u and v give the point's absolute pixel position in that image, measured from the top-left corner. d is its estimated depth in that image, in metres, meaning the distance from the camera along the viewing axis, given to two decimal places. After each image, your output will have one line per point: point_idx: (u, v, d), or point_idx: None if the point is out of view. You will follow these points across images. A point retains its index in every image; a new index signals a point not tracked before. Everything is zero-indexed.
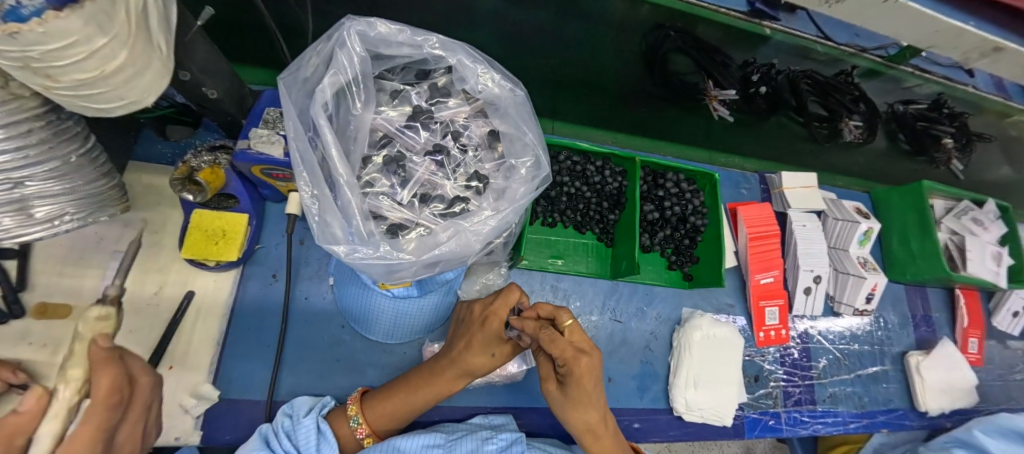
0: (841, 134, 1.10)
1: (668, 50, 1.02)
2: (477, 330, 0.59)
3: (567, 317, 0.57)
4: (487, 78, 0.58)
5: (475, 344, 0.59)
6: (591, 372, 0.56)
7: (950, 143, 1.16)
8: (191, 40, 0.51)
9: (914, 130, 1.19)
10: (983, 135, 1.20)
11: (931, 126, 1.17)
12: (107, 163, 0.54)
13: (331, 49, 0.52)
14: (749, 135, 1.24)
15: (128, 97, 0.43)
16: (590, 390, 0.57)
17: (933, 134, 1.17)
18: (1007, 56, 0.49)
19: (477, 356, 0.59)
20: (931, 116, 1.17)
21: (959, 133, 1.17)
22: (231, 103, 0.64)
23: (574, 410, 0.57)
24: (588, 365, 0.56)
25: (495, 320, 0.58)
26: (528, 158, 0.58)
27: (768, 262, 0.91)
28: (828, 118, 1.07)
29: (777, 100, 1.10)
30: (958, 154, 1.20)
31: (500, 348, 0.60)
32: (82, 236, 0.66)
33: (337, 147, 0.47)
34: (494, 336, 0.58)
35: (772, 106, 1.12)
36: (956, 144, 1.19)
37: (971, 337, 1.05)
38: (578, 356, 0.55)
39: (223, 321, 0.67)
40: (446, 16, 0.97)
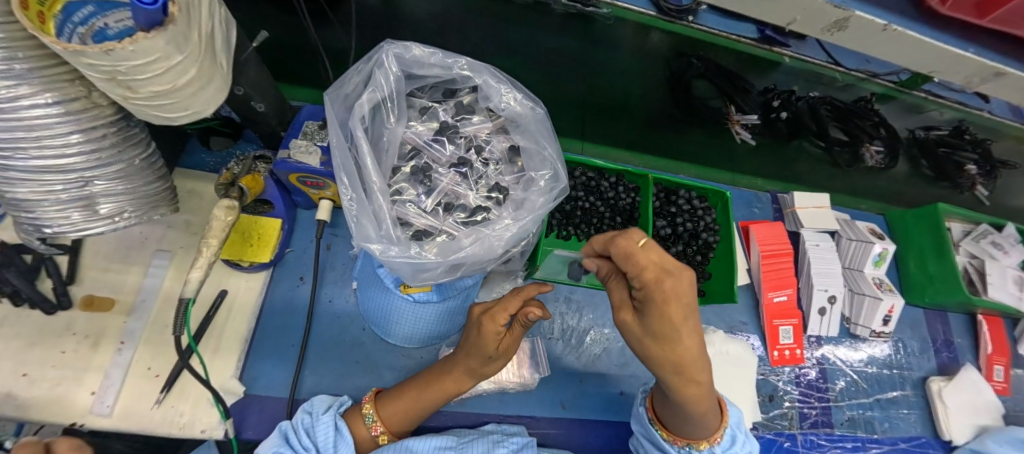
0: (863, 159, 1.15)
1: (691, 77, 1.08)
2: (475, 331, 0.59)
3: (641, 234, 0.49)
4: (510, 97, 0.62)
5: (473, 345, 0.59)
6: (679, 296, 0.47)
7: (973, 169, 1.19)
8: (245, 58, 0.56)
9: (936, 156, 1.21)
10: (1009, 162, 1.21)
11: (953, 153, 1.20)
12: (164, 168, 0.59)
13: (370, 70, 0.57)
14: (768, 158, 1.25)
15: (192, 108, 0.49)
16: (685, 318, 0.47)
17: (954, 161, 1.20)
18: (1007, 81, 0.52)
19: (477, 355, 0.60)
20: (953, 143, 1.20)
21: (983, 159, 1.18)
22: (274, 116, 0.69)
23: (662, 344, 0.50)
24: (674, 290, 0.46)
25: (489, 320, 0.57)
26: (547, 171, 0.62)
27: (781, 280, 0.92)
28: (850, 143, 1.11)
29: (798, 125, 1.14)
30: (982, 181, 1.21)
31: (499, 344, 0.59)
32: (128, 235, 0.71)
33: (372, 157, 0.51)
34: (490, 338, 0.57)
35: (793, 130, 1.16)
36: (979, 171, 1.19)
37: (996, 365, 1.02)
38: (659, 279, 0.47)
39: (251, 320, 0.70)
40: (472, 41, 1.03)
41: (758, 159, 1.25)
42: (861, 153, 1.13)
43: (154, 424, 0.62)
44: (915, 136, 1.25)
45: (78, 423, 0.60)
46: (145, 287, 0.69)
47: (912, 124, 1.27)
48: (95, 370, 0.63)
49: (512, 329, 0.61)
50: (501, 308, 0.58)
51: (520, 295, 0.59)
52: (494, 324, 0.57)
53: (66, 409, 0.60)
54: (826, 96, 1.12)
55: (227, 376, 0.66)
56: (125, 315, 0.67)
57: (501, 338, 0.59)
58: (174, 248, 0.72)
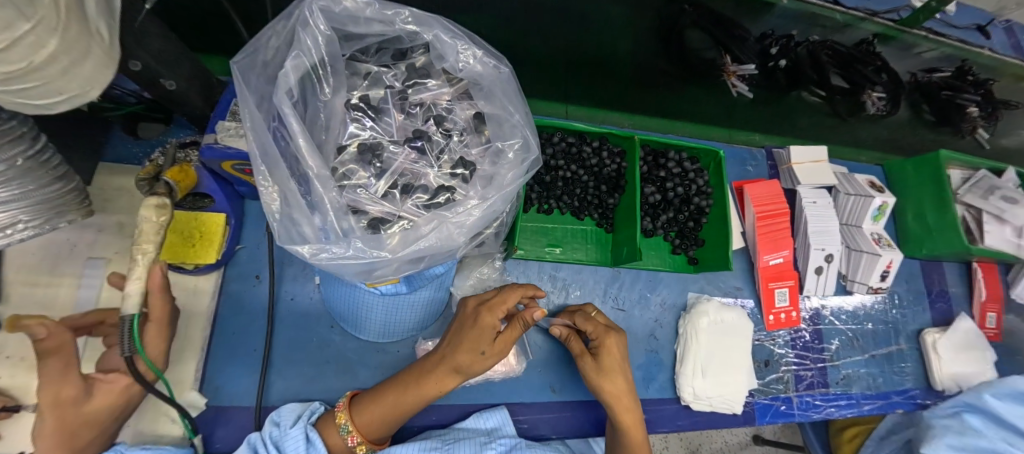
0: (865, 106, 1.07)
1: (684, 26, 0.98)
2: (468, 325, 0.57)
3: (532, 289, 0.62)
4: (468, 54, 0.53)
5: (468, 339, 0.55)
6: (615, 351, 0.64)
7: (976, 112, 1.12)
8: (142, 25, 0.46)
9: (937, 100, 1.14)
10: (1011, 103, 1.16)
11: (956, 95, 1.12)
12: (65, 164, 0.50)
13: (293, 29, 0.47)
14: (769, 112, 1.20)
15: (67, 91, 0.39)
16: (619, 368, 0.64)
17: (957, 104, 1.12)
18: None
19: (465, 352, 0.55)
20: (955, 85, 1.12)
21: (984, 101, 1.13)
22: (198, 95, 0.59)
23: (606, 383, 0.62)
24: (614, 347, 0.64)
25: (487, 312, 0.57)
26: (516, 140, 0.54)
27: (777, 242, 0.87)
28: (850, 91, 1.06)
29: (797, 74, 1.06)
30: (984, 123, 1.15)
31: (491, 344, 0.55)
32: (52, 243, 0.63)
33: (304, 137, 0.43)
34: (486, 330, 0.56)
35: (794, 81, 1.08)
36: (981, 113, 1.14)
37: (989, 312, 1.01)
38: (606, 334, 0.64)
39: (207, 326, 0.64)
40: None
41: (761, 115, 1.21)
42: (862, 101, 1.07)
43: None
44: (917, 79, 1.17)
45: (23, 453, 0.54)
46: (81, 300, 0.61)
47: (913, 67, 1.20)
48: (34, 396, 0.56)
49: (511, 331, 0.58)
50: (499, 303, 0.58)
51: (515, 290, 0.60)
52: (492, 318, 0.56)
53: (7, 440, 0.54)
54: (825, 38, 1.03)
55: (186, 389, 0.61)
56: None
57: (493, 335, 0.56)
58: (109, 253, 0.64)
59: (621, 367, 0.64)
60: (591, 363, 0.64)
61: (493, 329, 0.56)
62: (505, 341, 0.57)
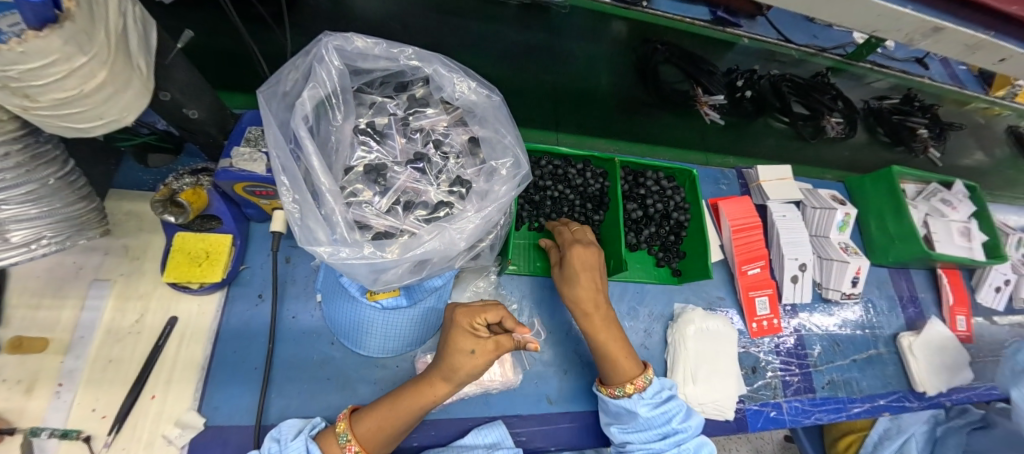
0: (826, 130, 1.18)
1: (657, 62, 1.10)
2: (450, 333, 0.59)
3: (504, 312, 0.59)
4: (463, 86, 0.60)
5: (452, 338, 0.58)
6: (586, 256, 0.70)
7: (925, 132, 1.24)
8: (171, 61, 0.52)
9: (891, 123, 1.25)
10: (953, 124, 1.29)
11: (905, 118, 1.25)
12: (87, 186, 0.53)
13: (310, 64, 0.53)
14: (739, 138, 1.28)
15: (107, 116, 0.44)
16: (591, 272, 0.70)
17: (908, 126, 1.24)
18: (945, 35, 0.57)
19: (455, 356, 0.57)
20: (903, 109, 1.26)
21: (931, 123, 1.26)
22: (213, 124, 0.65)
23: (569, 286, 0.70)
24: (585, 256, 0.70)
25: (467, 318, 0.58)
26: (508, 159, 0.60)
27: (753, 253, 0.93)
28: (811, 116, 1.15)
29: (762, 102, 1.19)
30: (933, 143, 1.28)
31: (477, 344, 0.57)
32: (59, 266, 0.64)
33: (319, 157, 0.48)
34: (468, 331, 0.58)
35: (759, 107, 1.20)
36: (930, 134, 1.27)
37: (958, 315, 1.07)
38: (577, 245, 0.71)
39: (208, 345, 0.65)
40: (435, 43, 1.03)
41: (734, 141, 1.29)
42: (823, 125, 1.17)
43: None
44: (869, 106, 1.30)
45: None
46: (83, 322, 0.62)
47: (863, 95, 1.33)
48: (29, 419, 0.56)
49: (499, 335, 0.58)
50: (479, 310, 0.59)
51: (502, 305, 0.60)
52: (471, 319, 0.58)
53: None
54: (784, 72, 1.17)
55: (183, 409, 0.61)
56: (62, 354, 0.60)
57: (479, 336, 0.58)
58: (113, 275, 0.66)
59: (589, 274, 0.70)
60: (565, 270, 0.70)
61: (476, 331, 0.58)
62: (494, 345, 0.57)
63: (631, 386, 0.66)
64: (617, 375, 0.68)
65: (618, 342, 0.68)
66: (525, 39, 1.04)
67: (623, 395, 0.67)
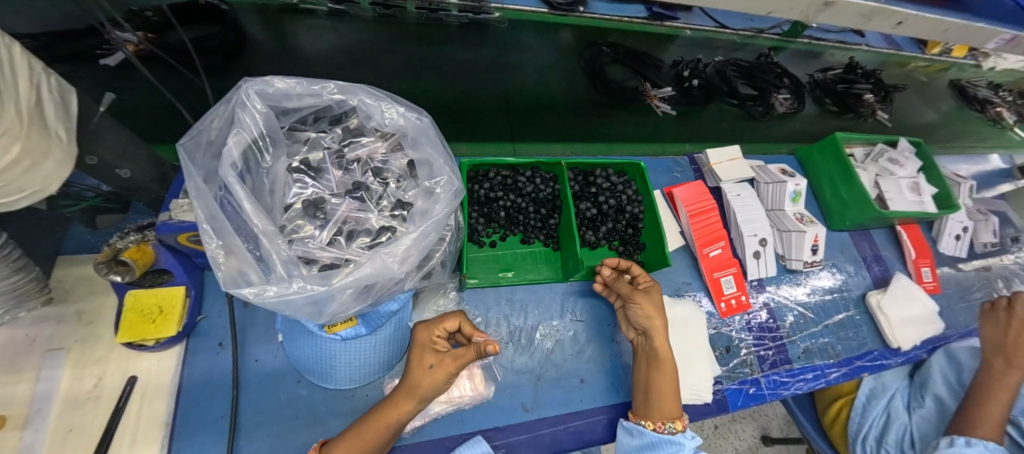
0: (775, 108, 1.20)
1: (604, 63, 1.13)
2: (412, 351, 0.62)
3: (454, 319, 0.63)
4: (391, 112, 0.62)
5: (415, 356, 0.60)
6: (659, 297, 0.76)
7: (871, 97, 1.27)
8: (96, 125, 0.53)
9: (837, 92, 1.29)
10: (897, 86, 1.33)
11: (850, 86, 1.29)
12: (24, 257, 0.54)
13: (232, 110, 0.54)
14: (694, 125, 1.29)
15: (28, 187, 0.45)
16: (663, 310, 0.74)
17: (854, 93, 1.28)
18: (836, 7, 0.60)
19: (417, 371, 0.59)
20: (847, 78, 1.30)
21: (876, 88, 1.30)
22: (152, 180, 0.65)
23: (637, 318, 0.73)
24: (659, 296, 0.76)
25: (424, 333, 0.62)
26: (443, 176, 0.61)
27: (711, 235, 0.95)
28: (760, 96, 1.20)
29: (711, 89, 1.21)
30: (880, 106, 1.32)
31: (437, 358, 0.59)
32: (11, 341, 0.64)
33: (248, 200, 0.49)
34: (427, 346, 0.61)
35: (709, 94, 1.22)
36: (877, 98, 1.31)
37: (922, 267, 1.09)
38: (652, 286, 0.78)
39: (171, 399, 0.65)
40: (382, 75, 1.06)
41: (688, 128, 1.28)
42: (771, 103, 1.19)
43: None
44: (814, 79, 1.34)
45: None
46: (39, 394, 0.61)
47: (807, 69, 1.36)
48: None
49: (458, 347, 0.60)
50: (438, 322, 0.63)
51: (456, 313, 0.63)
52: (429, 334, 0.62)
53: None
54: (728, 57, 1.21)
55: None
56: (20, 429, 0.59)
57: (438, 350, 0.60)
58: (68, 343, 0.65)
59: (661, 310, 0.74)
60: (640, 300, 0.73)
61: (435, 345, 0.61)
62: (453, 356, 0.59)
63: (679, 423, 0.67)
64: (660, 408, 0.68)
65: (674, 385, 0.69)
66: (477, 56, 1.06)
67: (670, 430, 0.66)
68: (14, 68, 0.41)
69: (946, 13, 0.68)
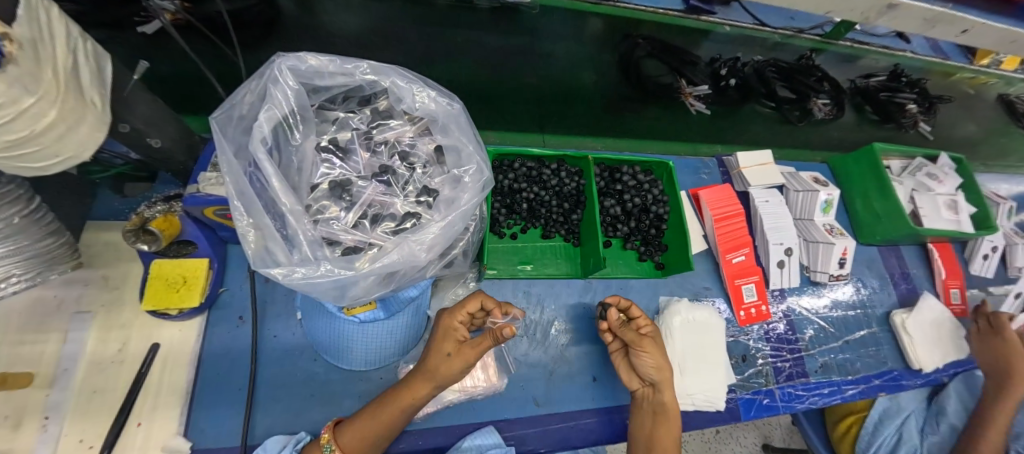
0: (813, 113, 1.14)
1: (640, 57, 1.07)
2: (435, 335, 0.62)
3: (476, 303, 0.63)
4: (422, 96, 0.60)
5: (433, 342, 0.61)
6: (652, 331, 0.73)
7: (914, 108, 1.21)
8: (129, 94, 0.53)
9: (879, 101, 1.22)
10: (943, 98, 1.26)
11: (894, 95, 1.22)
12: (56, 221, 0.54)
13: (264, 86, 0.53)
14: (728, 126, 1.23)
15: (63, 153, 0.45)
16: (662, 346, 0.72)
17: (897, 102, 1.21)
18: (900, 11, 0.56)
19: (434, 357, 0.59)
20: (892, 86, 1.22)
21: (921, 98, 1.23)
22: (180, 151, 0.65)
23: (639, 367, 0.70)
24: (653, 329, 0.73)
25: (447, 317, 0.62)
26: (472, 166, 0.60)
27: (735, 240, 0.93)
28: (797, 99, 1.13)
29: (747, 89, 1.13)
30: (924, 117, 1.25)
31: (457, 346, 0.59)
32: (39, 302, 0.65)
33: (277, 178, 0.49)
34: (449, 332, 0.61)
35: (744, 94, 1.14)
36: (921, 108, 1.23)
37: (952, 288, 1.05)
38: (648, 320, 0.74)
39: (191, 369, 0.66)
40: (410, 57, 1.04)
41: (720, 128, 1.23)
42: (810, 108, 1.13)
43: None
44: (856, 85, 1.26)
45: None
46: (66, 354, 0.63)
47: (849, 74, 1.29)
48: None
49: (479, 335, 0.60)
50: (460, 308, 0.63)
51: (478, 297, 0.63)
52: (452, 320, 0.62)
53: None
54: (768, 57, 1.14)
55: (168, 434, 0.62)
56: (48, 387, 0.61)
57: (459, 338, 0.61)
58: (95, 306, 0.66)
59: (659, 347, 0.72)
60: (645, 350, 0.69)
61: (457, 332, 0.61)
62: (472, 345, 0.59)
63: None
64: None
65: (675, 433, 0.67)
66: (503, 43, 1.03)
67: None
68: (53, 32, 0.41)
69: (1017, 24, 0.63)
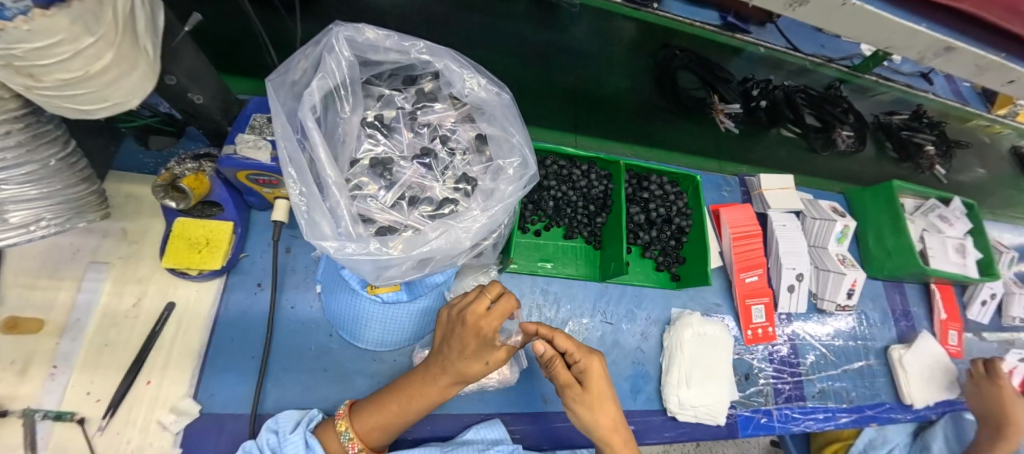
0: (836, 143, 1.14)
1: (676, 68, 1.06)
2: (464, 338, 0.55)
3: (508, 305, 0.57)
4: (473, 82, 0.59)
5: (468, 350, 0.55)
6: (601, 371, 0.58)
7: (932, 150, 1.22)
8: (178, 45, 0.51)
9: (898, 138, 1.25)
10: (960, 143, 1.28)
11: (914, 134, 1.23)
12: (88, 168, 0.53)
13: (319, 54, 0.52)
14: (752, 146, 1.23)
15: (112, 98, 0.43)
16: (606, 391, 0.58)
17: (916, 143, 1.23)
18: (957, 55, 0.57)
19: (469, 363, 0.56)
20: (913, 125, 1.24)
21: (939, 141, 1.25)
22: (217, 110, 0.64)
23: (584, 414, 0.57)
24: (599, 368, 0.58)
25: (486, 322, 0.55)
26: (515, 159, 0.59)
27: (751, 261, 0.93)
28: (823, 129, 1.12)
29: (776, 113, 1.15)
30: (940, 161, 1.26)
31: (492, 353, 0.56)
32: (55, 247, 0.63)
33: (325, 149, 0.48)
34: (487, 340, 0.55)
35: (773, 118, 1.16)
36: (937, 151, 1.25)
37: (950, 330, 1.08)
38: (589, 356, 0.58)
39: (206, 332, 0.65)
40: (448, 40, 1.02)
41: (745, 148, 1.22)
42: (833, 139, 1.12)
43: None
44: (879, 120, 1.28)
45: None
46: (79, 304, 0.61)
47: (873, 110, 1.31)
48: (23, 402, 0.55)
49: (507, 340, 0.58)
50: (495, 315, 0.55)
51: (513, 299, 0.57)
52: (490, 328, 0.55)
53: None
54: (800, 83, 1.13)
55: (179, 395, 0.61)
56: (58, 335, 0.59)
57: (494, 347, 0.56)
58: (112, 258, 0.65)
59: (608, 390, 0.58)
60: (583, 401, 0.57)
61: (493, 342, 0.56)
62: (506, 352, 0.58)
63: None
64: None
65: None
66: (543, 39, 1.02)
67: None
68: None
69: None
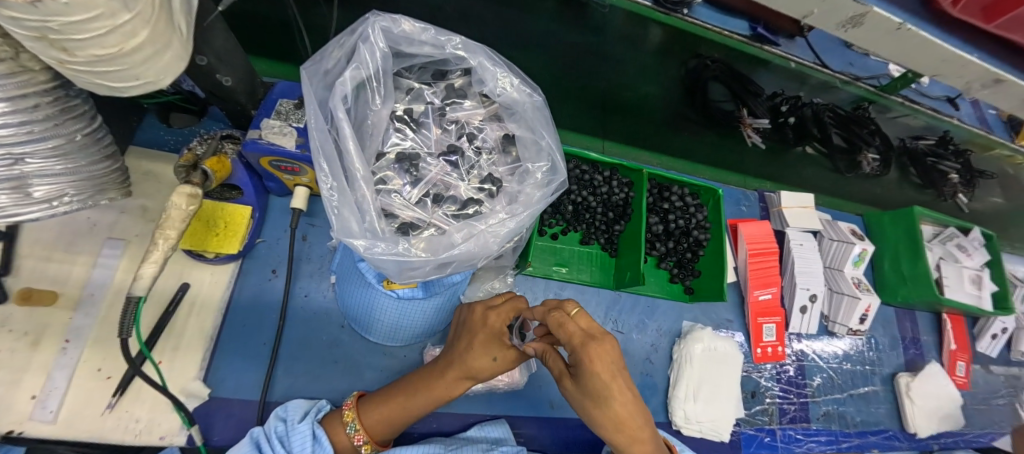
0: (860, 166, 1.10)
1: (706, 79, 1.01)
2: (474, 334, 0.56)
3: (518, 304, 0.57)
4: (505, 82, 0.57)
5: (477, 343, 0.55)
6: (608, 364, 0.45)
7: (956, 178, 1.20)
8: (210, 25, 0.50)
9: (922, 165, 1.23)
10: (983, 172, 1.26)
11: (939, 162, 1.21)
12: (112, 144, 0.52)
13: (354, 43, 0.51)
14: (773, 163, 1.24)
15: (144, 77, 0.42)
16: (617, 384, 0.46)
17: (941, 170, 1.21)
18: (1006, 87, 0.55)
19: (477, 358, 0.55)
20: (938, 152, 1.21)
21: (964, 169, 1.23)
22: (243, 93, 0.62)
23: (596, 406, 0.48)
24: (605, 358, 0.45)
25: (494, 316, 0.55)
26: (544, 163, 0.58)
27: (766, 279, 0.92)
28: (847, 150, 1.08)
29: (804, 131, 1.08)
30: (963, 189, 1.25)
31: (501, 351, 0.55)
32: (72, 220, 0.62)
33: (355, 141, 0.47)
34: (496, 335, 0.55)
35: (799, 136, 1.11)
36: (962, 179, 1.24)
37: (958, 361, 1.08)
38: (587, 345, 0.45)
39: (218, 316, 0.64)
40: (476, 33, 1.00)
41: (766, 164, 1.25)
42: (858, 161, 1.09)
43: (106, 431, 0.55)
44: (905, 145, 1.27)
45: (16, 431, 0.53)
46: (94, 279, 0.61)
47: (899, 132, 1.28)
48: (34, 373, 0.55)
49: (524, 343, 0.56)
50: (504, 310, 0.56)
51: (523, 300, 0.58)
52: (499, 321, 0.55)
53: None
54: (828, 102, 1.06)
55: (189, 377, 0.60)
56: (71, 310, 0.59)
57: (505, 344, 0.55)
58: (128, 235, 0.64)
59: (617, 386, 0.46)
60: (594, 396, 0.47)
61: (503, 339, 0.55)
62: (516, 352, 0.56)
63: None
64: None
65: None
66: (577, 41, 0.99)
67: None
68: None
69: None
